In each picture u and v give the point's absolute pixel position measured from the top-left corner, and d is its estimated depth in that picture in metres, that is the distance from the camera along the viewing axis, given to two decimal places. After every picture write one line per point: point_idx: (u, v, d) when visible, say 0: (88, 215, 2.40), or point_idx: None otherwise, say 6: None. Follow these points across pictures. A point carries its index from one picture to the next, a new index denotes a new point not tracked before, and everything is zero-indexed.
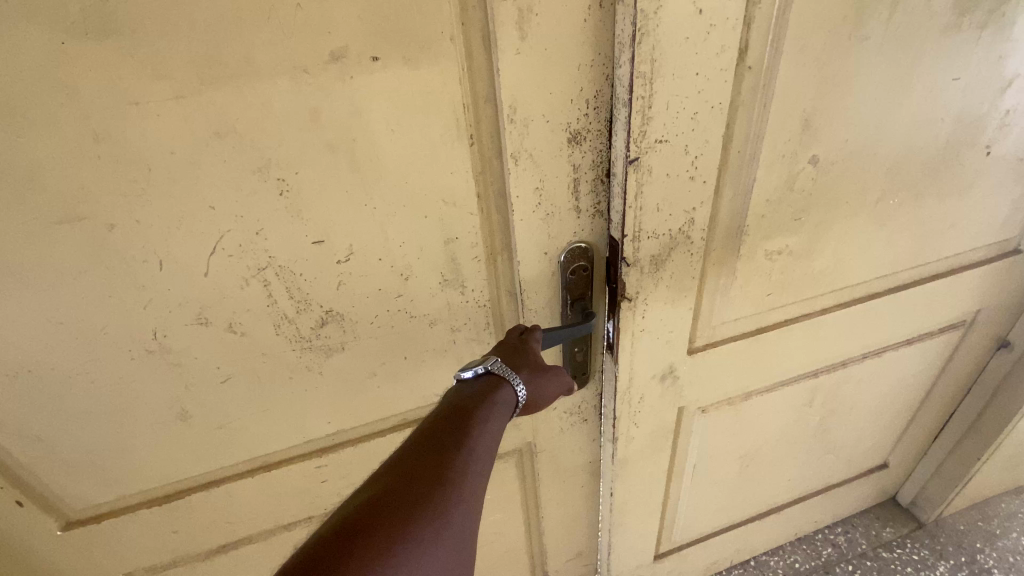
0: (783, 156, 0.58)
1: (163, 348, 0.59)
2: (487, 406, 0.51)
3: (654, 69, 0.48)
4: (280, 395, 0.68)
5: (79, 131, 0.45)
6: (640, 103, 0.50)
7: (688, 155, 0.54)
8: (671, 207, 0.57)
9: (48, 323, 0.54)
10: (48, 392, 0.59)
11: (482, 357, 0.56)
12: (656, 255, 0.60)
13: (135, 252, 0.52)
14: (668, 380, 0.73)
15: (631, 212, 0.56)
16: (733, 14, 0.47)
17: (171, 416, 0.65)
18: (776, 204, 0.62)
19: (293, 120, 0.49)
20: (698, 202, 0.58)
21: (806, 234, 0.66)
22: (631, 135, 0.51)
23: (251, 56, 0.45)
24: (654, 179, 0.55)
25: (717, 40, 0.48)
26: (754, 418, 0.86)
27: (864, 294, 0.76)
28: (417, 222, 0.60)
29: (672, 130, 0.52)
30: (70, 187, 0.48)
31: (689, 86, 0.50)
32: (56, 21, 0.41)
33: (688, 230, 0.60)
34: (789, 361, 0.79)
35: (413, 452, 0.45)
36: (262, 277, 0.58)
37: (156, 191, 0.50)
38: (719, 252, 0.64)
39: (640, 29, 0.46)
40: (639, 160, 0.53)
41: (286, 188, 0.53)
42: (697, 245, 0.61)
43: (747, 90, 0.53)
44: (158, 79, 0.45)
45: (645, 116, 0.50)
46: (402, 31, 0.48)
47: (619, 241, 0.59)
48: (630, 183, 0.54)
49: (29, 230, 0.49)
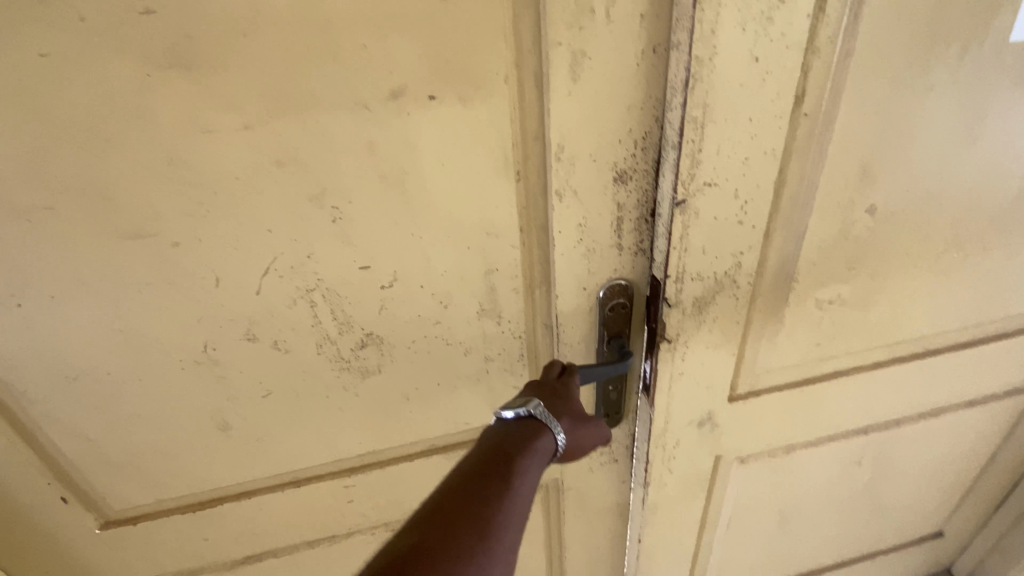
0: (838, 204, 0.56)
1: (211, 360, 0.62)
2: (527, 453, 0.50)
3: (706, 113, 0.48)
4: (316, 412, 0.70)
5: (155, 155, 0.49)
6: (690, 147, 0.49)
7: (737, 199, 0.53)
8: (717, 250, 0.56)
9: (109, 330, 0.57)
10: (102, 395, 0.62)
11: (525, 400, 0.55)
12: (699, 297, 0.59)
13: (194, 268, 0.55)
14: (706, 426, 0.70)
15: (676, 253, 0.55)
16: (791, 62, 0.47)
17: (212, 426, 0.67)
18: (828, 251, 0.60)
19: (350, 151, 0.52)
20: (746, 246, 0.56)
21: (861, 285, 0.63)
22: (680, 178, 0.51)
23: (316, 91, 0.48)
24: (700, 221, 0.54)
25: (772, 86, 0.48)
26: (795, 473, 0.82)
27: (921, 351, 0.72)
28: (459, 252, 0.61)
29: (722, 174, 0.51)
30: (143, 206, 0.51)
31: (742, 132, 0.49)
32: (145, 55, 0.44)
33: (735, 274, 0.58)
34: (837, 416, 0.75)
35: (454, 494, 0.44)
36: (309, 299, 0.60)
37: (219, 213, 0.52)
38: (766, 298, 0.62)
39: (693, 75, 0.46)
40: (687, 203, 0.52)
41: (339, 215, 0.55)
42: (743, 290, 0.60)
43: (802, 137, 0.52)
44: (229, 110, 0.48)
45: (694, 159, 0.50)
46: (458, 72, 0.50)
47: (661, 282, 0.58)
48: (675, 225, 0.54)
49: (102, 244, 0.52)
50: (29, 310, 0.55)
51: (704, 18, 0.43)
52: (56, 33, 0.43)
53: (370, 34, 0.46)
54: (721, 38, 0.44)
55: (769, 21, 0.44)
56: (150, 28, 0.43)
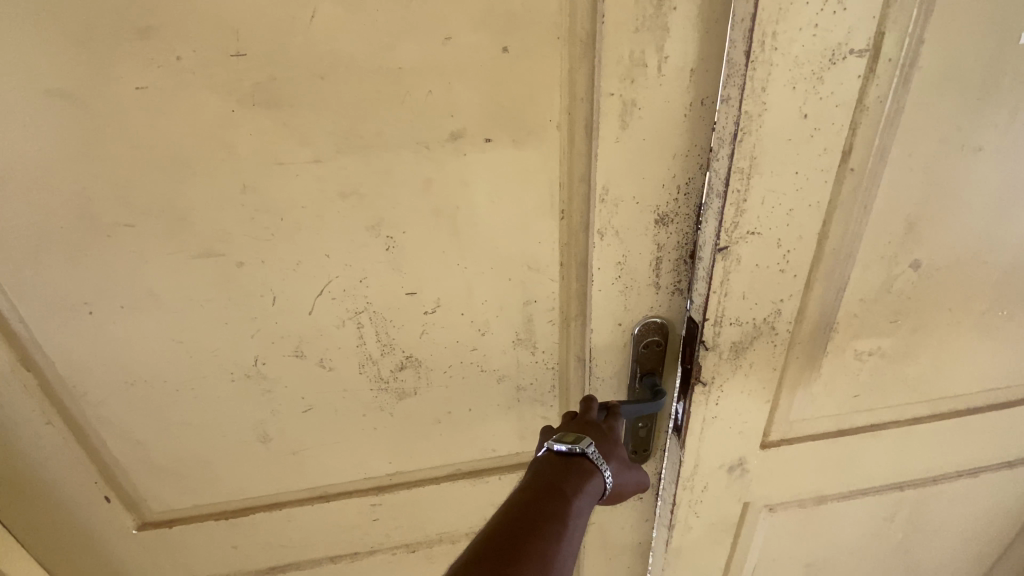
0: (881, 258, 0.57)
1: (260, 374, 0.65)
2: (579, 495, 0.56)
3: (753, 165, 0.50)
4: (352, 430, 0.72)
5: (231, 183, 0.52)
6: (736, 196, 0.51)
7: (780, 248, 0.54)
8: (757, 297, 0.57)
9: (170, 341, 0.61)
10: (156, 401, 0.65)
11: (579, 437, 0.60)
12: (736, 342, 0.60)
13: (254, 287, 0.58)
14: (736, 471, 0.70)
15: (716, 297, 0.56)
16: (840, 120, 0.48)
17: (253, 437, 0.70)
18: (869, 303, 0.60)
19: (408, 186, 0.55)
20: (786, 294, 0.57)
21: (901, 339, 0.63)
22: (723, 225, 0.53)
23: (382, 131, 0.51)
24: (742, 267, 0.55)
25: (820, 142, 0.49)
26: (826, 525, 0.80)
27: (960, 408, 0.71)
28: (501, 284, 0.63)
29: (765, 223, 0.53)
30: (215, 228, 0.54)
31: (788, 184, 0.51)
32: (232, 93, 0.48)
33: (774, 321, 0.59)
34: (871, 469, 0.74)
35: (521, 525, 0.51)
36: (357, 320, 0.63)
37: (283, 237, 0.56)
38: (803, 345, 0.62)
39: (742, 128, 0.48)
40: (729, 249, 0.54)
41: (392, 244, 0.58)
42: (781, 337, 0.60)
43: (847, 191, 0.53)
44: (302, 145, 0.51)
45: (738, 208, 0.52)
46: (516, 117, 0.53)
47: (699, 324, 0.59)
48: (717, 270, 0.55)
49: (172, 261, 0.56)
50: (99, 318, 0.58)
51: (755, 77, 0.46)
52: (154, 71, 0.46)
53: (437, 81, 0.50)
54: (771, 95, 0.47)
55: (818, 81, 0.46)
56: (239, 69, 0.47)
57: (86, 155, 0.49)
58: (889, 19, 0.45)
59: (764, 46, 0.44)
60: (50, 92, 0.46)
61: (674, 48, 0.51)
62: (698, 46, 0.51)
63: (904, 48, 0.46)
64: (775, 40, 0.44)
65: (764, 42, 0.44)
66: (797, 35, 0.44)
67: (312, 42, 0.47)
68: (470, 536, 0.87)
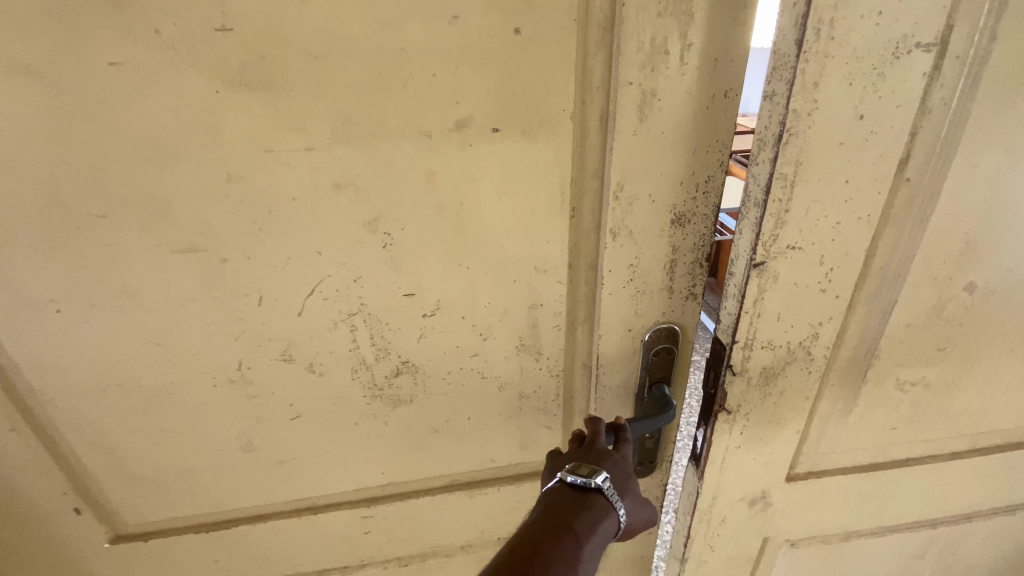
0: (934, 279, 0.53)
1: (245, 379, 0.60)
2: (591, 534, 0.56)
3: (797, 171, 0.46)
4: (344, 440, 0.68)
5: (215, 172, 0.47)
6: (776, 206, 0.47)
7: (822, 266, 0.51)
8: (793, 318, 0.54)
9: (147, 344, 0.56)
10: (132, 406, 0.60)
11: (595, 471, 0.58)
12: (766, 367, 0.56)
13: (240, 287, 0.54)
14: (758, 504, 0.67)
15: (748, 316, 0.53)
16: (897, 123, 0.45)
17: (238, 445, 0.65)
18: (916, 329, 0.56)
19: (410, 179, 0.51)
20: (825, 316, 0.54)
21: (948, 367, 0.60)
22: (761, 239, 0.49)
23: (382, 118, 0.47)
24: (778, 285, 0.51)
25: (874, 148, 0.46)
26: (852, 562, 0.76)
27: (1002, 441, 0.68)
28: (506, 285, 0.59)
29: (806, 237, 0.49)
30: (195, 221, 0.49)
31: (834, 194, 0.48)
32: (217, 71, 0.43)
33: (810, 344, 0.56)
34: (901, 501, 0.71)
35: (529, 567, 0.51)
36: (350, 323, 0.58)
37: (272, 232, 0.51)
38: (839, 372, 0.59)
39: (787, 130, 0.44)
40: (765, 265, 0.50)
41: (390, 241, 0.54)
42: (817, 362, 0.57)
43: (900, 203, 0.49)
44: (294, 131, 0.47)
45: (779, 220, 0.48)
46: (527, 107, 0.49)
47: (727, 347, 0.55)
48: (751, 287, 0.51)
49: (150, 257, 0.51)
50: (69, 317, 0.53)
51: (807, 69, 0.42)
52: (130, 44, 0.42)
53: (443, 65, 0.46)
54: (823, 91, 0.43)
55: (875, 77, 0.43)
56: (225, 45, 0.43)
57: (51, 136, 0.44)
58: (960, 10, 0.41)
59: (820, 34, 0.41)
60: (10, 64, 0.41)
61: (698, 35, 0.48)
62: (723, 34, 0.48)
63: (975, 43, 0.43)
64: (833, 28, 0.41)
65: (820, 30, 0.40)
66: (858, 23, 0.41)
67: (308, 18, 0.42)
68: (466, 549, 0.82)
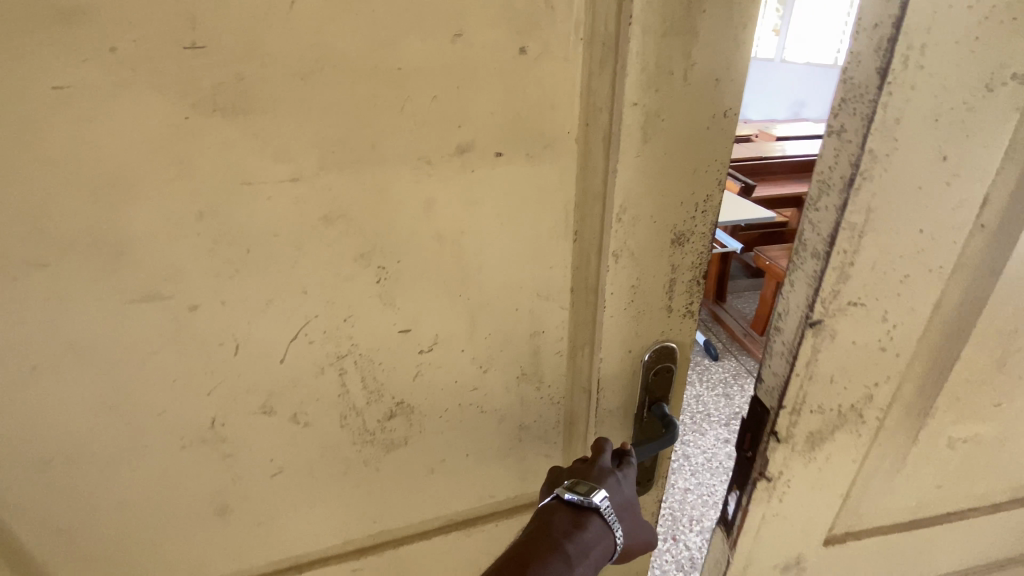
0: (1003, 331, 0.56)
1: (218, 437, 0.53)
2: (583, 555, 0.54)
3: (866, 222, 0.47)
4: (331, 492, 0.61)
5: (182, 208, 0.41)
6: (841, 258, 0.49)
7: (883, 321, 0.54)
8: (846, 375, 0.56)
9: (100, 407, 0.48)
10: (81, 480, 0.51)
11: (592, 489, 0.57)
12: (812, 432, 0.60)
13: (212, 335, 0.47)
14: (793, 568, 0.72)
15: (797, 378, 0.55)
16: (980, 163, 0.47)
17: (209, 510, 0.57)
18: (972, 388, 0.60)
19: (407, 208, 0.46)
20: (881, 374, 0.57)
21: (996, 425, 0.64)
22: (820, 294, 0.51)
23: (377, 143, 0.43)
24: (835, 343, 0.54)
25: (954, 190, 0.47)
26: None
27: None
28: (508, 314, 0.56)
29: (868, 293, 0.51)
30: (158, 265, 0.43)
31: (904, 244, 0.49)
32: (185, 94, 0.38)
33: (862, 405, 0.59)
34: (937, 551, 0.76)
35: None
36: (339, 366, 0.53)
37: (251, 273, 0.45)
38: (892, 428, 0.63)
39: (860, 174, 0.45)
40: (822, 322, 0.52)
41: (385, 275, 0.49)
42: (869, 422, 0.61)
43: (968, 250, 0.51)
44: (277, 160, 0.41)
45: (841, 273, 0.50)
46: (532, 129, 0.46)
47: (772, 411, 0.58)
48: (806, 347, 0.53)
49: (104, 308, 0.43)
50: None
51: (888, 104, 0.43)
52: (77, 64, 0.35)
53: (444, 85, 0.42)
54: (902, 132, 0.44)
55: (964, 111, 0.44)
56: (196, 64, 0.37)
57: None
58: None
59: (906, 62, 0.41)
60: None
61: (700, 55, 0.47)
62: (724, 54, 0.47)
63: None
64: (921, 56, 0.41)
65: (907, 57, 0.41)
66: (943, 53, 0.42)
67: (294, 35, 0.38)
68: None
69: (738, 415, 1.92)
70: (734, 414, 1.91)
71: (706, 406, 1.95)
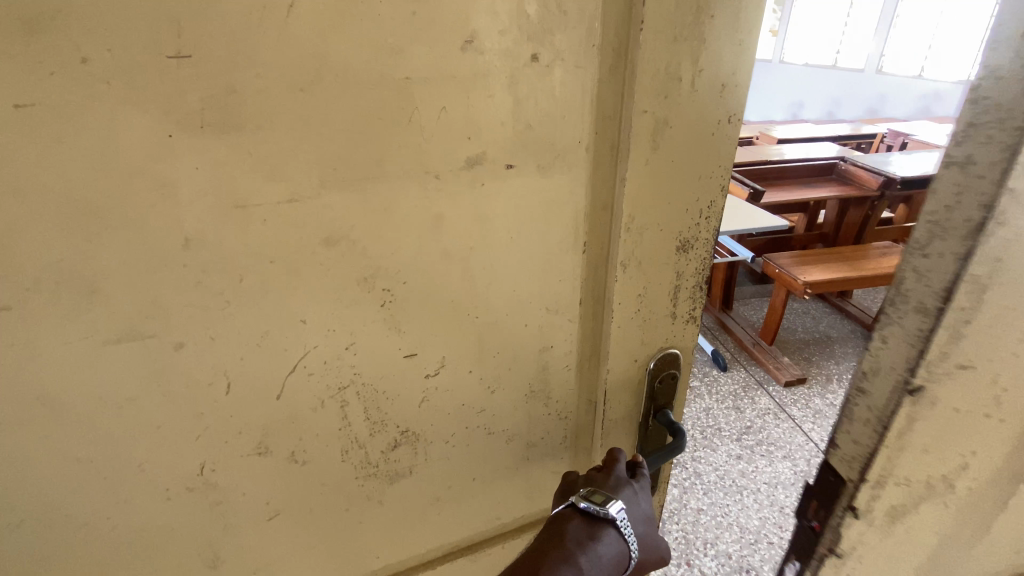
0: None
1: (208, 484, 0.48)
2: (595, 568, 0.52)
3: (993, 277, 0.36)
4: (333, 531, 0.57)
5: (167, 236, 0.37)
6: (957, 317, 0.37)
7: (994, 386, 0.41)
8: (944, 446, 0.43)
9: (70, 464, 0.42)
10: (48, 547, 0.45)
11: (608, 500, 0.55)
12: (894, 506, 0.46)
13: (201, 374, 0.43)
14: None
15: (886, 452, 0.43)
16: None
17: (198, 564, 0.52)
18: None
19: (413, 226, 0.43)
20: (980, 445, 0.44)
21: None
22: (924, 356, 0.39)
23: (382, 157, 0.40)
24: (935, 410, 0.41)
25: None
26: None
27: None
28: (517, 331, 0.54)
29: (984, 352, 0.39)
30: (140, 301, 0.38)
31: None
32: (169, 110, 0.33)
33: (954, 475, 0.45)
34: None
35: None
36: (340, 397, 0.49)
37: (244, 304, 0.41)
38: (982, 509, 0.49)
39: (991, 224, 0.34)
40: (921, 389, 0.40)
41: (390, 298, 0.46)
42: (955, 492, 0.47)
43: None
44: (273, 180, 0.38)
45: (955, 335, 0.38)
46: (543, 139, 0.44)
47: (850, 483, 0.46)
48: (899, 414, 0.41)
49: (74, 353, 0.38)
50: None
51: None
52: (43, 78, 0.30)
53: (454, 95, 0.40)
54: None
55: None
56: (182, 76, 0.33)
57: None
58: None
59: None
60: None
61: (707, 61, 0.46)
62: (730, 59, 0.47)
63: None
64: None
65: None
66: None
67: (292, 43, 0.34)
68: None
69: (748, 429, 1.78)
70: (744, 429, 1.78)
71: (715, 420, 1.81)
